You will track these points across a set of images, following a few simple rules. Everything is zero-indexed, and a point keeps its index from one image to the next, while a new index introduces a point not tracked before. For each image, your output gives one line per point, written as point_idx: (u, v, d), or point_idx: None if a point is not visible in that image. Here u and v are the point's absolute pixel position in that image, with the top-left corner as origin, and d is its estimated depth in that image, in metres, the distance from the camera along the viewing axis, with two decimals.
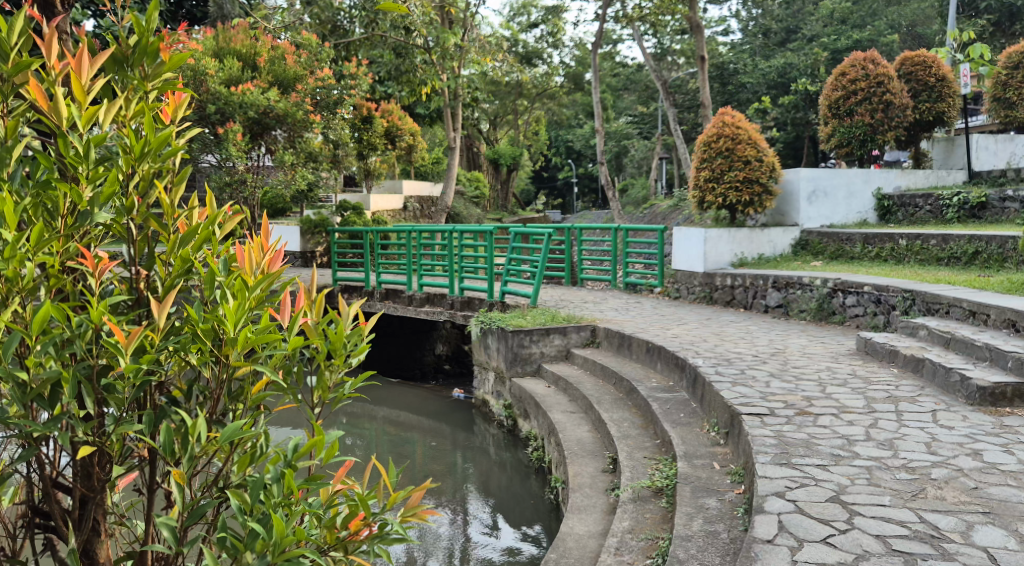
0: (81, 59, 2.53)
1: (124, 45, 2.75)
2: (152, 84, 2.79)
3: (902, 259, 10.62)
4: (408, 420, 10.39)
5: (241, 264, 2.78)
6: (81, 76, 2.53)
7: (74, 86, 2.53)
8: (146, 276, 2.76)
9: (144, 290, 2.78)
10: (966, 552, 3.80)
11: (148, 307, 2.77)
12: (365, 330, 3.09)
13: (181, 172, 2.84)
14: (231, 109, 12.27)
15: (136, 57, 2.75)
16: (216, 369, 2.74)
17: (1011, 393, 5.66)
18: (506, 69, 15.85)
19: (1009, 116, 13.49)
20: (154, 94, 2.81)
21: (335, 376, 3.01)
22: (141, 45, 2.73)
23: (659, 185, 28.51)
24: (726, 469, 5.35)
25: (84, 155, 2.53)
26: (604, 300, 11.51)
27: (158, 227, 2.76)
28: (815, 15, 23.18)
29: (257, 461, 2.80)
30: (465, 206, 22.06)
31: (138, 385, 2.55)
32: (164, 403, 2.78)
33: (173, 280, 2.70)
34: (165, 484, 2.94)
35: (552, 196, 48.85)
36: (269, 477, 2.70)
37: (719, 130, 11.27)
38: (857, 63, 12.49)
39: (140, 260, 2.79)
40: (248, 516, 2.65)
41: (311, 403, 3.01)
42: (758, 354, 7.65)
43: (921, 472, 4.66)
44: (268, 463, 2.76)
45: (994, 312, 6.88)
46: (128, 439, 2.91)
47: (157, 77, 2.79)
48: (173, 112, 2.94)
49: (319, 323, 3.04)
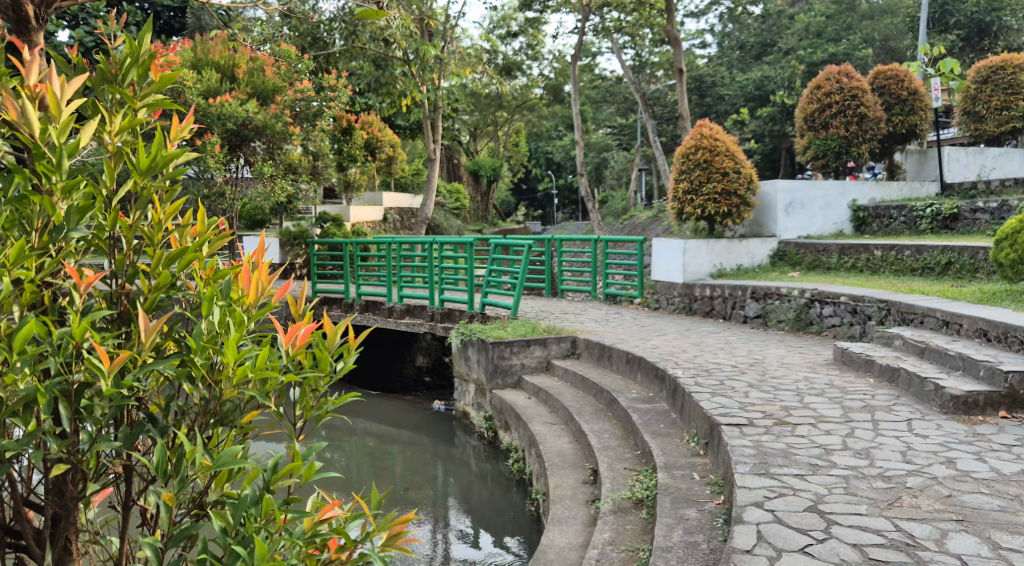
0: (55, 76, 2.57)
1: (111, 63, 2.73)
2: (140, 103, 2.76)
3: (877, 270, 10.75)
4: (389, 432, 10.35)
5: (245, 289, 2.90)
6: (58, 92, 2.58)
7: (48, 98, 2.55)
8: (128, 291, 2.74)
9: (126, 305, 2.74)
10: (941, 560, 3.85)
11: (129, 323, 2.74)
12: (353, 346, 3.12)
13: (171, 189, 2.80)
14: (209, 120, 12.29)
15: (124, 72, 2.73)
16: (203, 390, 2.73)
17: (984, 401, 5.74)
18: (486, 81, 15.89)
19: (978, 130, 13.74)
20: (142, 112, 2.78)
21: (319, 397, 3.01)
22: (132, 61, 2.71)
23: (638, 197, 28.66)
24: (706, 480, 5.38)
25: (58, 165, 2.53)
26: (584, 311, 11.55)
27: (141, 241, 2.74)
28: (791, 29, 23.44)
29: (235, 479, 2.80)
30: (445, 218, 22.03)
31: (119, 404, 2.55)
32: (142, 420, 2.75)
33: (156, 296, 2.68)
34: (141, 501, 2.92)
35: (533, 207, 48.96)
36: (250, 498, 2.70)
37: (697, 142, 11.39)
38: (832, 76, 12.68)
39: (122, 275, 2.77)
40: (229, 537, 2.65)
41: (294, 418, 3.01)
42: (736, 364, 7.71)
43: (897, 481, 4.71)
44: (246, 481, 2.75)
45: (967, 322, 6.98)
46: (103, 454, 2.89)
47: (147, 96, 2.77)
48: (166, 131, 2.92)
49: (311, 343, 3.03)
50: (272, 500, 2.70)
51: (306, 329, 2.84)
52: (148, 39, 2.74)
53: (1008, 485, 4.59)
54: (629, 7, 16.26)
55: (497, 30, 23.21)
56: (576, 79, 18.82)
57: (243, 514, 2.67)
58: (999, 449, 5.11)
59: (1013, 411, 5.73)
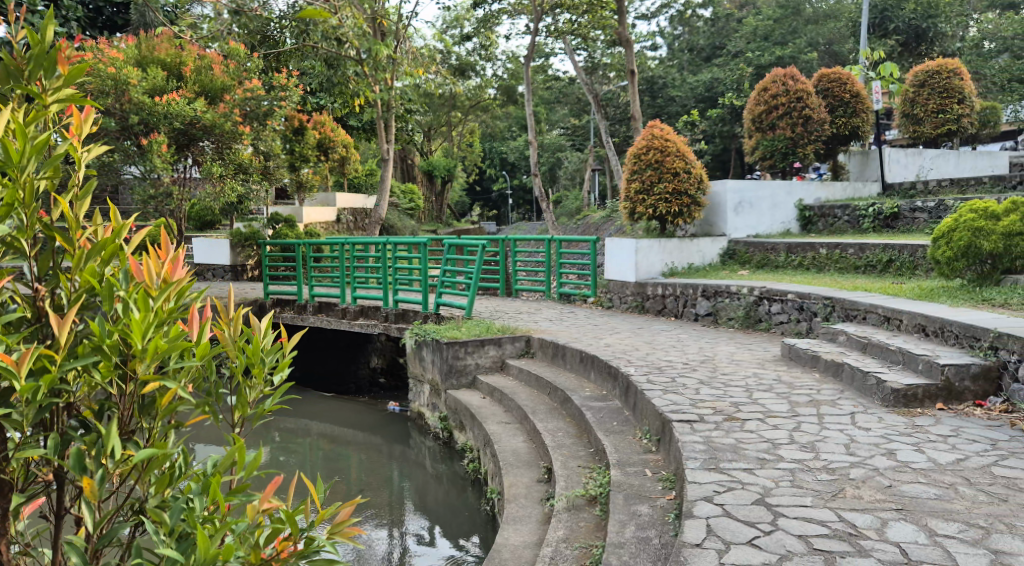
0: None
1: (17, 59, 2.72)
2: (52, 97, 2.77)
3: (822, 267, 11.01)
4: (343, 434, 10.28)
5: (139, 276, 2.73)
6: None
7: None
8: (48, 293, 2.73)
9: (46, 307, 2.73)
10: (882, 549, 3.98)
11: (50, 325, 2.74)
12: (286, 347, 3.22)
13: (83, 186, 2.83)
14: (155, 119, 11.95)
15: (32, 69, 2.73)
16: (125, 388, 2.71)
17: (922, 394, 5.93)
18: (440, 82, 15.88)
19: (916, 132, 14.16)
20: (54, 108, 2.78)
21: (256, 393, 3.07)
22: (36, 57, 2.72)
23: (592, 197, 28.89)
24: (658, 475, 5.46)
25: None
26: (538, 311, 11.61)
27: (61, 241, 2.73)
28: (740, 32, 23.83)
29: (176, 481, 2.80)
30: (399, 218, 21.90)
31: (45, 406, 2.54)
32: (73, 427, 2.75)
33: (77, 297, 2.68)
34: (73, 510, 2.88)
35: (487, 207, 48.95)
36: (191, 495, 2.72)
37: (648, 143, 11.52)
38: (777, 79, 12.92)
39: (43, 278, 2.76)
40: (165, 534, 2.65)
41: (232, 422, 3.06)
42: (688, 362, 7.83)
43: (840, 473, 4.85)
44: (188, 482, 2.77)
45: (907, 318, 7.20)
46: (34, 464, 2.85)
47: (58, 92, 2.78)
48: (74, 130, 2.94)
49: (237, 339, 3.07)
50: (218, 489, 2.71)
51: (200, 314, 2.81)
52: (53, 31, 2.76)
53: (944, 474, 4.76)
54: (581, 8, 16.35)
55: (450, 30, 23.18)
56: (529, 80, 18.97)
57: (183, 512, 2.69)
58: (936, 440, 5.29)
59: (949, 403, 5.94)
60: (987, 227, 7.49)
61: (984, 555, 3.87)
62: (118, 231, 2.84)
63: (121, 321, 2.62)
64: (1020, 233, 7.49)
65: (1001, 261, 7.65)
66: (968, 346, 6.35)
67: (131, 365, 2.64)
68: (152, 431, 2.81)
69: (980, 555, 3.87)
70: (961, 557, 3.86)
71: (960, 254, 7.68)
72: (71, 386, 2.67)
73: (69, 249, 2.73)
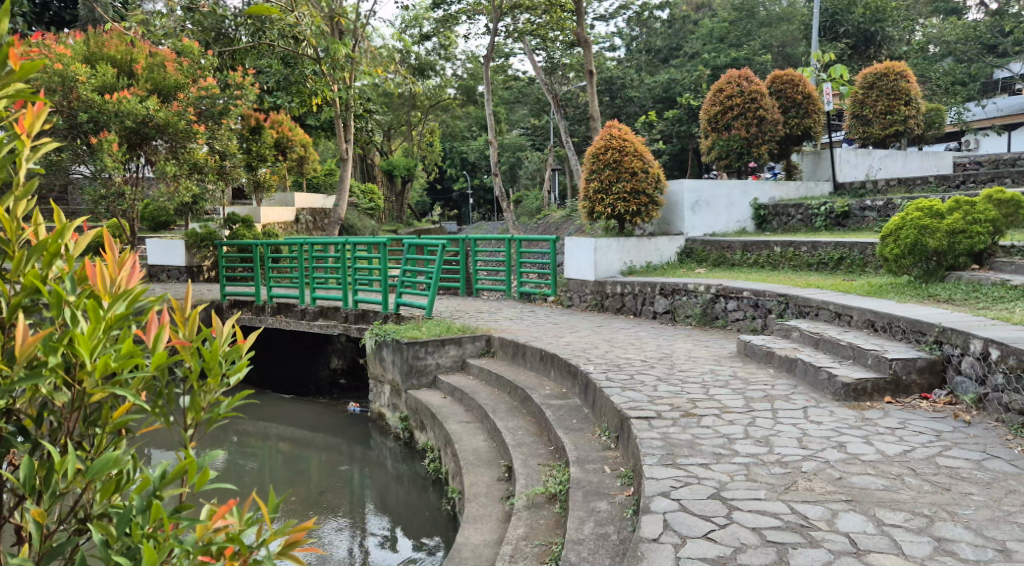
0: None
1: None
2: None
3: (777, 265, 11.21)
4: (303, 436, 10.19)
5: (92, 280, 2.77)
6: None
7: None
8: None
9: None
10: (832, 539, 4.08)
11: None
12: (242, 348, 3.15)
13: (28, 184, 2.79)
14: (106, 117, 11.78)
15: None
16: (72, 396, 2.73)
17: (871, 388, 6.09)
18: (399, 81, 15.83)
19: (864, 132, 14.52)
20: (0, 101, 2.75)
21: (210, 398, 3.05)
22: None
23: (552, 197, 29.03)
24: (616, 472, 5.53)
25: None
26: (499, 310, 11.64)
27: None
28: (695, 34, 24.14)
29: (122, 488, 2.82)
30: (359, 218, 21.79)
31: None
32: (14, 432, 2.75)
33: (21, 300, 2.67)
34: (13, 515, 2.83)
35: (448, 207, 48.91)
36: (135, 509, 2.75)
37: (607, 142, 11.62)
38: (733, 80, 13.16)
39: None
40: (111, 550, 2.69)
41: (183, 424, 3.02)
42: (646, 359, 7.93)
43: (793, 466, 4.96)
44: (133, 491, 2.79)
45: (856, 314, 7.38)
46: None
47: (6, 86, 2.75)
48: (24, 123, 2.89)
49: (192, 341, 3.04)
50: (162, 510, 2.73)
51: (159, 318, 2.84)
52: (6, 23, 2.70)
53: (891, 465, 4.89)
54: (540, 9, 16.42)
55: (409, 30, 23.09)
56: (489, 81, 18.83)
57: (127, 525, 2.72)
58: (884, 432, 5.43)
59: (897, 396, 6.10)
60: (933, 225, 7.74)
61: (928, 543, 3.99)
62: (62, 232, 2.78)
63: (69, 334, 2.65)
64: (963, 231, 7.76)
65: (945, 259, 7.89)
66: (915, 341, 6.53)
67: (78, 376, 2.67)
68: (98, 438, 2.83)
69: (925, 543, 3.99)
70: (907, 546, 3.98)
71: (907, 252, 7.89)
72: (11, 393, 2.67)
73: (10, 252, 2.71)
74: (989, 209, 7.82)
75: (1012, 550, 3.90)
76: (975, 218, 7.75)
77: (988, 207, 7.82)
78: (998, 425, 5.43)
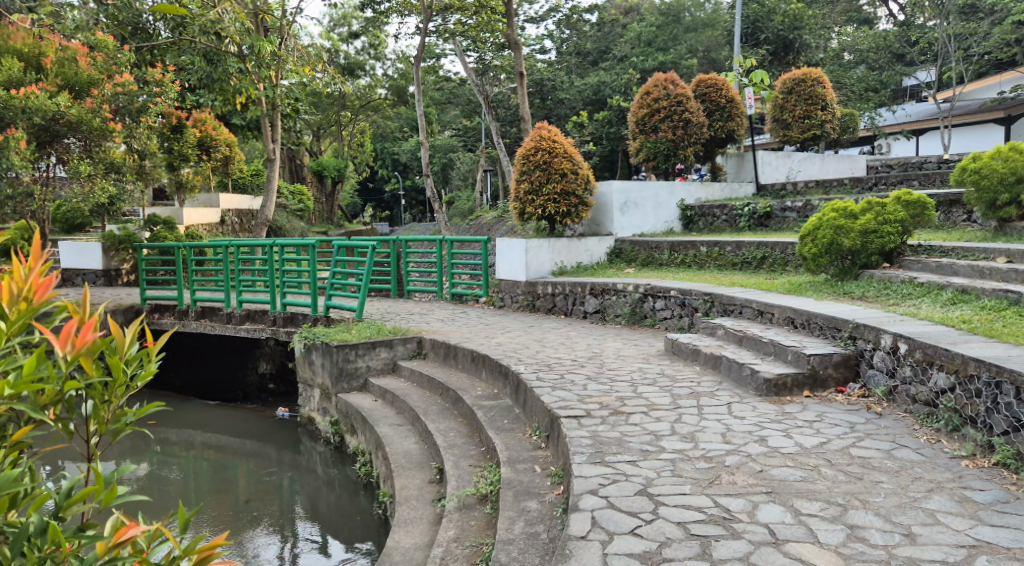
0: None
1: None
2: None
3: (703, 264, 11.45)
4: (228, 444, 9.94)
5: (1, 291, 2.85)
6: None
7: None
8: None
9: None
10: (752, 530, 4.19)
11: None
12: (150, 353, 3.14)
13: None
14: (13, 114, 11.39)
15: None
16: None
17: (791, 383, 6.26)
18: (327, 81, 15.61)
19: (785, 136, 14.93)
20: None
21: (114, 409, 3.06)
22: None
23: (483, 197, 29.05)
24: (547, 471, 5.55)
25: None
26: (430, 311, 11.58)
27: None
28: (624, 37, 24.42)
29: (21, 505, 2.89)
30: (287, 220, 21.38)
31: None
32: None
33: None
34: None
35: (380, 208, 48.45)
36: (33, 529, 2.85)
37: (537, 144, 11.67)
38: (659, 84, 13.41)
39: None
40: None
41: (87, 433, 3.01)
42: (576, 358, 7.99)
43: (717, 460, 5.07)
44: (32, 510, 2.87)
45: (777, 312, 7.59)
46: None
47: None
48: None
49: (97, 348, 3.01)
50: (58, 528, 2.84)
51: (85, 328, 2.87)
52: None
53: (809, 457, 5.05)
54: (470, 10, 16.37)
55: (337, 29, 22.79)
56: (419, 82, 18.56)
57: (24, 544, 2.82)
58: (802, 425, 5.60)
59: (815, 390, 6.29)
60: (847, 225, 8.06)
61: (841, 531, 4.13)
62: None
63: None
64: (875, 231, 8.09)
65: (859, 257, 8.20)
66: (831, 336, 6.76)
67: None
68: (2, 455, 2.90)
69: (838, 531, 4.13)
70: (823, 535, 4.11)
71: (824, 251, 8.15)
72: None
73: None
74: (899, 209, 8.17)
75: (918, 534, 4.06)
76: (886, 218, 8.10)
77: (897, 207, 8.18)
78: (907, 415, 5.66)
